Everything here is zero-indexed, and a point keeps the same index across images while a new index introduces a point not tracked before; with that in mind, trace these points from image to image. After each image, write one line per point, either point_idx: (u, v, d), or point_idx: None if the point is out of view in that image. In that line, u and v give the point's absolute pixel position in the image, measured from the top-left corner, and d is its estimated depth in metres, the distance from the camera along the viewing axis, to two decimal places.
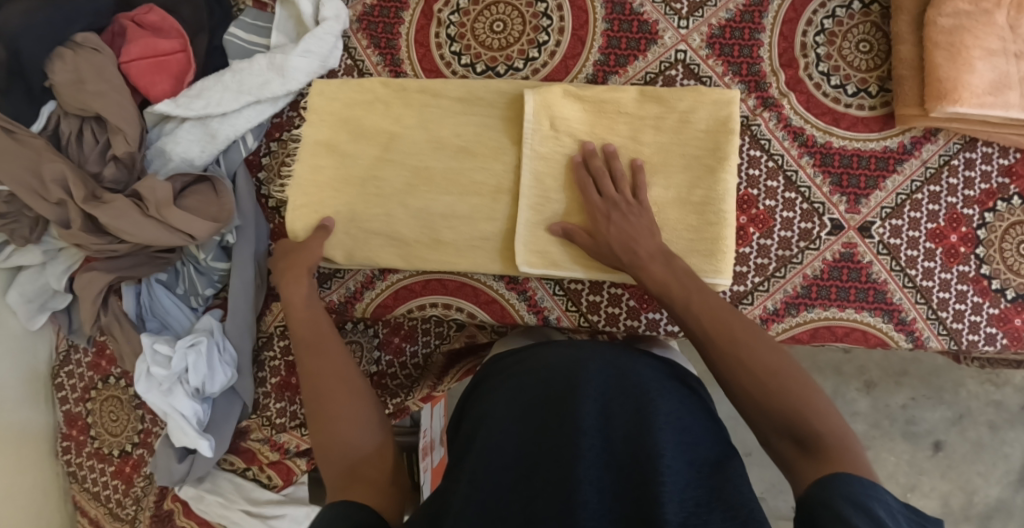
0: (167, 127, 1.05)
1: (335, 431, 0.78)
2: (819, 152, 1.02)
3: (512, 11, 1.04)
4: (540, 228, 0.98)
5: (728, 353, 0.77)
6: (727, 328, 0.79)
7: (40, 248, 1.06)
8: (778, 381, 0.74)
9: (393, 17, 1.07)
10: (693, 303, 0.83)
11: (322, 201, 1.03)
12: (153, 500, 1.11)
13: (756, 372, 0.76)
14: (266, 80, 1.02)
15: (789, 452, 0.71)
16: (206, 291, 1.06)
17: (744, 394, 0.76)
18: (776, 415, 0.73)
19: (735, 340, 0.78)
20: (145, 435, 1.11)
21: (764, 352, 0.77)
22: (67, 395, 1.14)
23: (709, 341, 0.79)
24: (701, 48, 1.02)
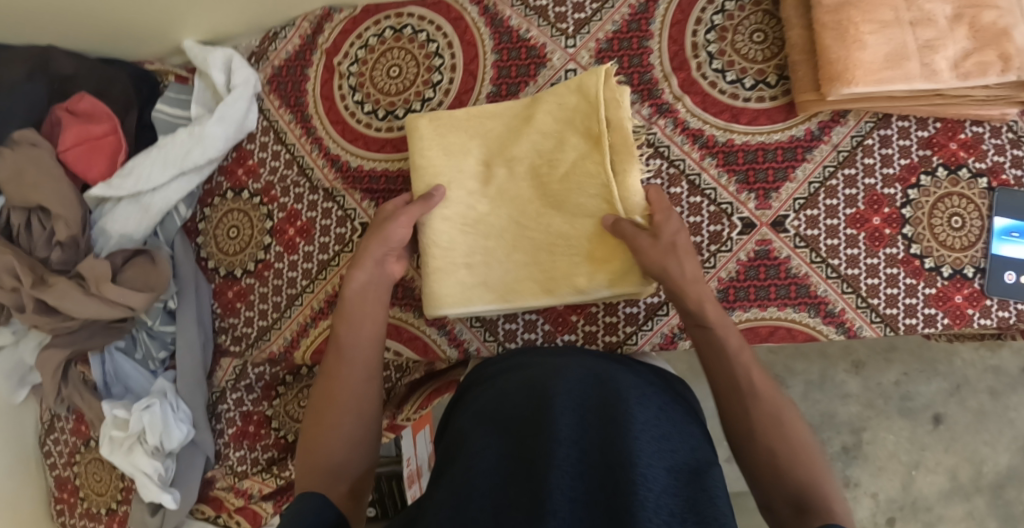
0: (106, 207, 1.12)
1: (325, 427, 0.81)
2: (721, 151, 1.00)
3: (406, 54, 1.08)
4: (460, 266, 0.98)
5: (778, 406, 0.76)
6: (799, 444, 0.74)
7: (11, 329, 1.16)
8: (802, 455, 0.73)
9: (299, 75, 1.12)
10: (734, 356, 0.81)
11: (302, 291, 1.10)
12: None
13: (784, 443, 0.74)
14: (189, 151, 1.10)
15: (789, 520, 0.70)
16: (160, 354, 1.13)
17: (768, 458, 0.74)
18: (789, 485, 0.72)
19: (791, 462, 0.73)
20: (126, 493, 1.18)
21: (797, 427, 0.75)
22: (56, 461, 1.24)
23: (752, 402, 0.77)
24: (591, 64, 1.03)
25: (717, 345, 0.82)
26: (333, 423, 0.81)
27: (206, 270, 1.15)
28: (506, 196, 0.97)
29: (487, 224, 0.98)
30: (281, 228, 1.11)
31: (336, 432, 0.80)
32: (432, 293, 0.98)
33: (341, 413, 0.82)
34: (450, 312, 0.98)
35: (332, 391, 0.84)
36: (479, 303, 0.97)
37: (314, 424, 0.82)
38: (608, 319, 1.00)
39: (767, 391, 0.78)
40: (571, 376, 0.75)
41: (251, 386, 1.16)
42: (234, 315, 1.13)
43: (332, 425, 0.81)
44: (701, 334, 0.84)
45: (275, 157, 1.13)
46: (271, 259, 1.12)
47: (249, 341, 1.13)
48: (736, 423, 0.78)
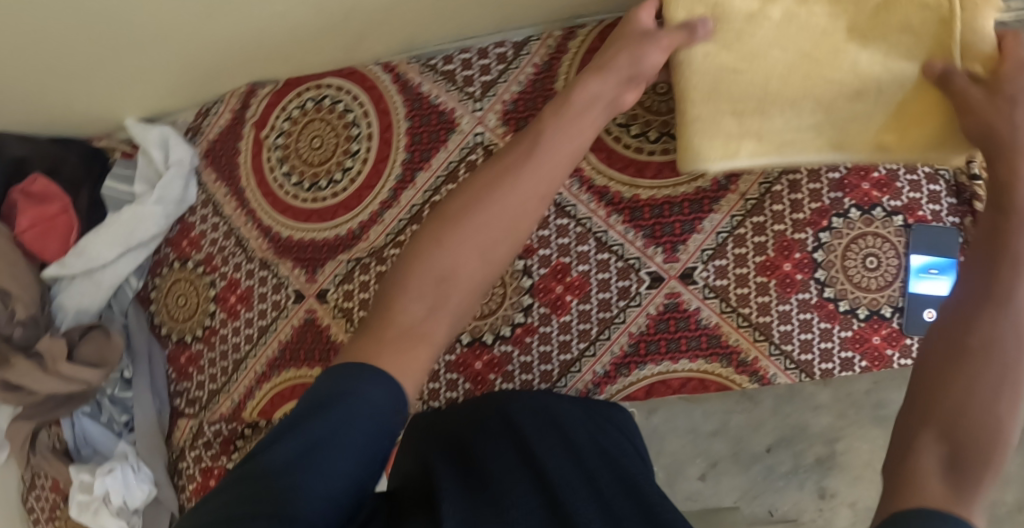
0: (63, 283, 1.20)
1: (441, 251, 0.65)
2: (627, 208, 1.02)
3: (327, 124, 1.12)
4: (723, 114, 0.83)
5: (981, 329, 0.56)
6: (989, 375, 0.54)
7: None
8: (995, 390, 0.53)
9: (232, 149, 1.18)
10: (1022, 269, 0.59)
11: (247, 357, 1.16)
12: None
13: (966, 377, 0.54)
14: (133, 227, 1.17)
15: (930, 461, 0.52)
16: (122, 418, 1.21)
17: (928, 391, 0.55)
18: (954, 432, 0.52)
19: (988, 386, 0.53)
20: None
21: (1006, 355, 0.55)
22: (38, 517, 1.32)
23: (961, 322, 0.57)
24: (498, 126, 1.06)
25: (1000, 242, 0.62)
26: (454, 244, 0.65)
27: (159, 337, 1.22)
28: (798, 23, 0.77)
29: (768, 56, 0.79)
30: (224, 295, 1.17)
31: (459, 247, 0.65)
32: (693, 145, 0.86)
33: (444, 248, 0.65)
34: (717, 167, 0.86)
35: (456, 221, 0.67)
36: (747, 156, 0.85)
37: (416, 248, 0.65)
38: (524, 377, 1.03)
39: (997, 289, 0.58)
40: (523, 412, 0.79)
41: (209, 443, 1.19)
42: (187, 379, 1.21)
43: (467, 244, 0.65)
44: (1004, 197, 0.65)
45: (214, 229, 1.18)
46: (217, 325, 1.18)
47: (202, 404, 1.20)
48: (937, 341, 0.57)
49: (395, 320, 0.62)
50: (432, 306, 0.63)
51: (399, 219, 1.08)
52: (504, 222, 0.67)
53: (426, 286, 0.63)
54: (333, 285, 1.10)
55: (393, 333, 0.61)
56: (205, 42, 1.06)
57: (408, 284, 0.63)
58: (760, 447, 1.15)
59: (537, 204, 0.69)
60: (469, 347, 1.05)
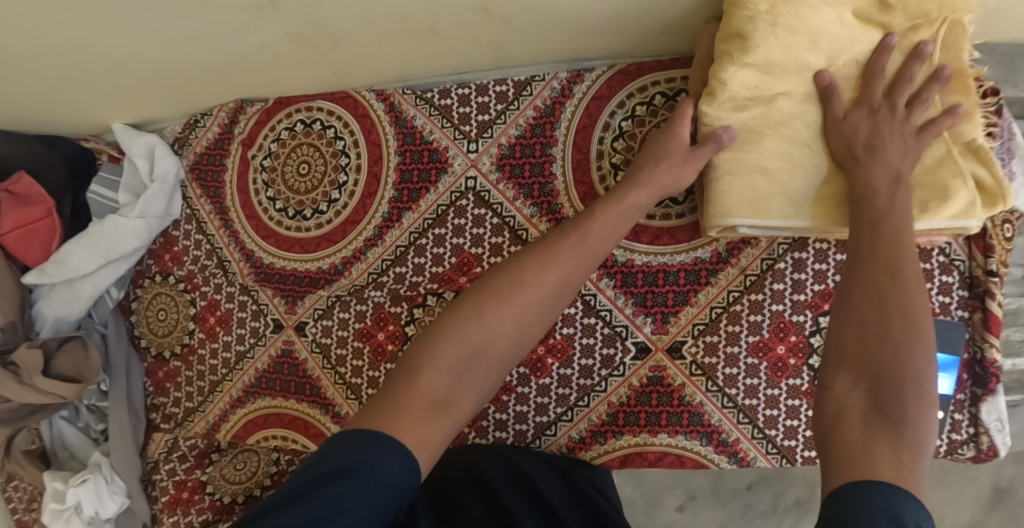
0: (43, 289, 1.18)
1: (454, 342, 0.78)
2: (619, 272, 0.97)
3: (315, 150, 1.07)
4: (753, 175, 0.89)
5: (886, 294, 0.78)
6: (896, 315, 0.76)
7: None
8: (897, 355, 0.73)
9: (218, 165, 1.13)
10: (883, 223, 0.82)
11: (226, 383, 1.14)
12: None
13: (885, 341, 0.75)
14: (115, 240, 1.13)
15: (862, 409, 0.72)
16: (99, 427, 1.20)
17: (851, 354, 0.75)
18: (872, 380, 0.73)
19: (880, 337, 0.75)
20: None
21: (906, 328, 0.75)
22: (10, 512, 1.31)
23: (868, 267, 0.80)
24: (491, 171, 1.00)
25: (871, 215, 0.83)
26: (467, 332, 0.79)
27: (139, 350, 1.21)
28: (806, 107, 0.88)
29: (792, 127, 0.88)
30: (204, 316, 1.15)
31: (460, 355, 0.78)
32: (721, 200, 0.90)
33: (462, 342, 0.79)
34: (744, 224, 0.90)
35: (467, 312, 0.81)
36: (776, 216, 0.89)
37: (430, 337, 0.80)
38: (498, 434, 1.00)
39: (889, 259, 0.80)
40: (495, 466, 0.91)
41: (185, 456, 1.20)
42: (164, 395, 1.19)
43: (473, 334, 0.80)
44: (873, 219, 0.83)
45: (197, 246, 1.15)
46: (196, 344, 1.16)
47: (177, 420, 1.19)
48: (852, 325, 0.77)
49: (424, 392, 0.74)
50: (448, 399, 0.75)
51: (383, 259, 1.03)
52: (512, 325, 0.82)
53: (445, 374, 0.77)
54: (312, 318, 1.07)
55: (418, 407, 0.72)
56: (192, 59, 1.01)
57: (407, 389, 0.74)
58: (740, 484, 1.22)
59: (549, 307, 0.84)
60: None
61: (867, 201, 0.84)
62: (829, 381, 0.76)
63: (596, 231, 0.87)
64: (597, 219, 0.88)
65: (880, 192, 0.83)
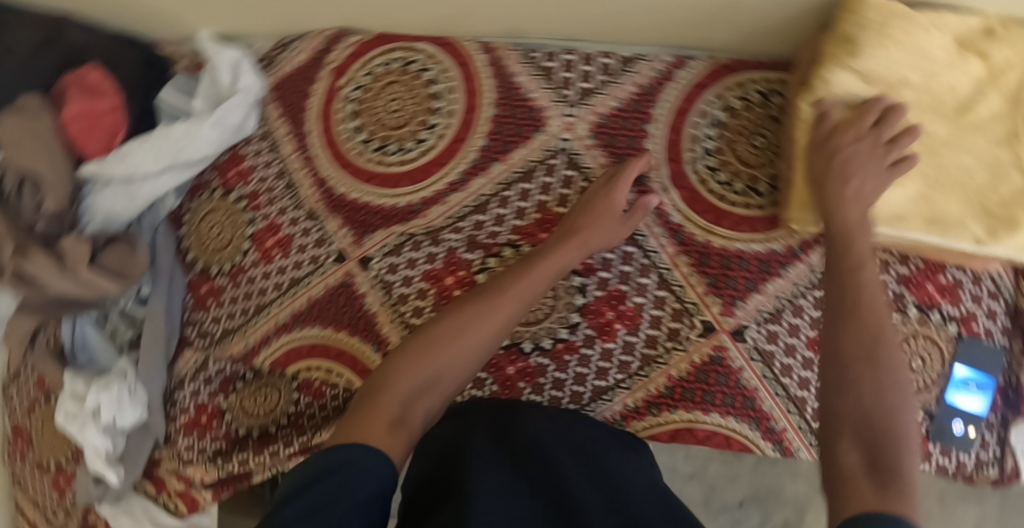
0: (97, 184, 1.15)
1: (422, 362, 0.80)
2: (697, 252, 1.00)
3: (407, 89, 1.08)
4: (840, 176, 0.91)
5: (873, 335, 0.70)
6: (890, 376, 0.67)
7: None
8: (888, 396, 0.65)
9: (303, 90, 1.13)
10: (863, 274, 0.77)
11: (273, 308, 1.12)
12: (80, 516, 1.24)
13: (870, 380, 0.67)
14: (184, 146, 1.12)
15: (858, 464, 0.62)
16: (128, 333, 1.18)
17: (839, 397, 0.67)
18: (870, 423, 0.64)
19: (870, 371, 0.67)
20: (76, 456, 1.24)
21: (892, 369, 0.67)
22: (13, 411, 1.27)
23: (851, 316, 0.72)
24: (586, 137, 1.02)
25: (853, 262, 0.79)
26: (434, 358, 0.81)
27: (184, 263, 1.18)
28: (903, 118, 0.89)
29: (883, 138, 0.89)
30: (261, 236, 1.13)
31: (410, 388, 0.77)
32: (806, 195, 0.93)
33: (429, 361, 0.80)
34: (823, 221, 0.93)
35: (437, 339, 0.83)
36: None
37: (402, 356, 0.80)
38: (554, 393, 1.01)
39: (868, 307, 0.72)
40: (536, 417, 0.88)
41: (210, 380, 1.17)
42: (204, 311, 1.17)
43: (443, 356, 0.81)
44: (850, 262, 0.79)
45: (266, 166, 1.14)
46: (247, 264, 1.14)
47: (214, 340, 1.16)
48: (833, 367, 0.69)
49: (390, 407, 0.74)
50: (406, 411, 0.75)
51: (464, 205, 1.04)
52: (469, 347, 0.84)
53: (406, 390, 0.77)
54: (379, 255, 1.07)
55: (383, 420, 0.72)
56: None
57: (372, 404, 0.74)
58: (733, 499, 1.26)
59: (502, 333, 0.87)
60: (504, 350, 1.01)
61: (848, 237, 0.84)
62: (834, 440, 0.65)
63: (561, 260, 0.93)
64: (553, 253, 0.94)
65: (851, 229, 0.85)
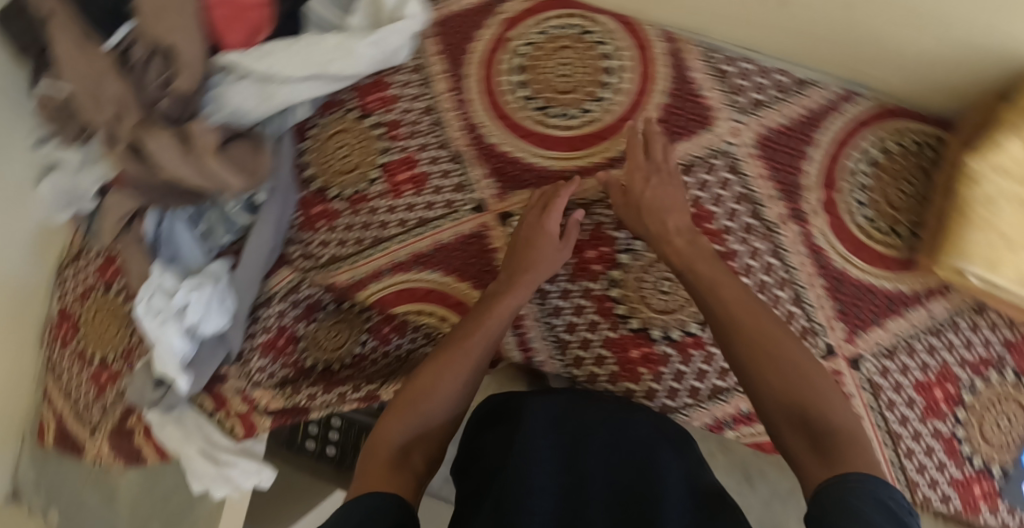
0: (226, 78, 1.07)
1: (417, 405, 0.90)
2: (832, 277, 1.03)
3: (579, 57, 1.07)
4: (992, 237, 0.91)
5: (764, 351, 0.84)
6: (794, 366, 0.83)
7: (82, 151, 1.15)
8: (814, 397, 0.81)
9: (469, 33, 1.11)
10: (711, 294, 0.90)
11: (394, 246, 1.09)
12: (119, 415, 1.19)
13: (778, 377, 0.83)
14: (333, 57, 1.06)
15: (806, 455, 0.78)
16: (224, 237, 1.14)
17: (776, 404, 0.82)
18: (793, 408, 0.81)
19: (807, 381, 0.82)
20: (127, 352, 1.19)
21: (813, 377, 0.83)
22: (66, 293, 1.23)
23: (741, 339, 0.86)
24: (751, 147, 1.04)
25: (708, 291, 0.90)
26: (425, 407, 0.90)
27: (300, 179, 1.14)
28: None
29: None
30: (393, 169, 1.10)
31: (404, 437, 0.88)
32: (960, 245, 0.94)
33: (427, 399, 0.90)
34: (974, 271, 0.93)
35: (427, 380, 0.92)
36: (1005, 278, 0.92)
37: (404, 397, 0.91)
38: (673, 385, 1.02)
39: (753, 325, 0.86)
40: (539, 409, 0.93)
41: (297, 303, 1.14)
42: (313, 232, 1.12)
43: (427, 397, 0.90)
44: (692, 276, 0.92)
45: (413, 100, 1.11)
46: (371, 194, 1.10)
47: (318, 264, 1.12)
48: (779, 391, 0.82)
49: (388, 454, 0.85)
50: (409, 451, 0.86)
51: None
52: (452, 366, 0.92)
53: (408, 432, 0.88)
54: (519, 215, 1.09)
55: (384, 464, 0.84)
56: None
57: (374, 452, 0.86)
58: None
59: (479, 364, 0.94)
60: (632, 333, 1.02)
61: (714, 293, 0.90)
62: (776, 430, 0.82)
63: (507, 303, 0.97)
64: (506, 294, 0.98)
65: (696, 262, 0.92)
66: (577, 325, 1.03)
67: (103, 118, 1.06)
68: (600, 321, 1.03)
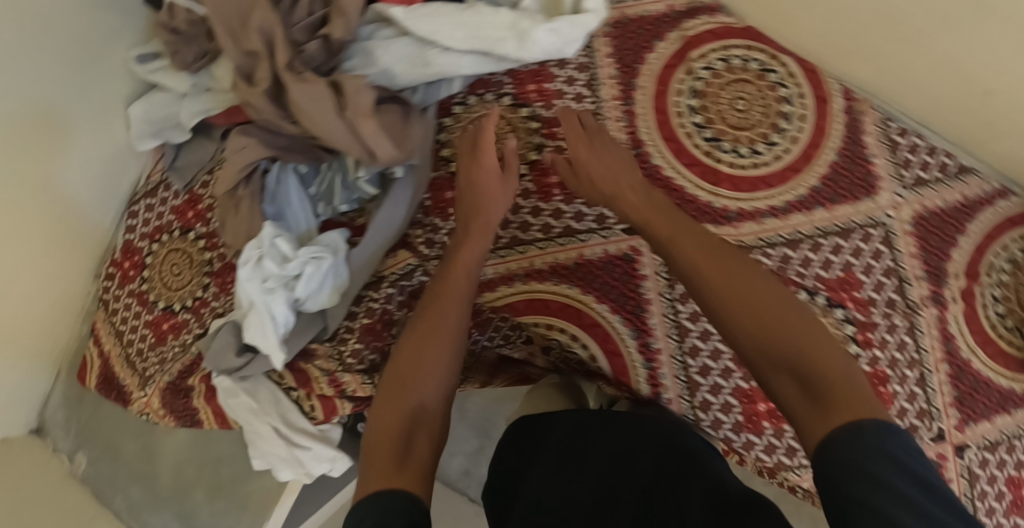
0: (385, 31, 1.01)
1: (414, 386, 0.82)
2: (956, 365, 1.03)
3: (756, 92, 1.03)
4: None
5: (751, 307, 0.77)
6: (777, 306, 0.77)
7: (191, 79, 1.05)
8: (769, 323, 0.76)
9: (647, 43, 1.05)
10: (681, 254, 0.83)
11: (530, 253, 1.01)
12: (177, 371, 1.06)
13: (756, 319, 0.76)
14: (502, 37, 0.98)
15: (803, 407, 0.70)
16: (341, 206, 1.03)
17: (757, 354, 0.75)
18: (777, 358, 0.74)
19: (763, 329, 0.75)
20: (198, 305, 1.06)
21: (785, 315, 0.76)
22: (136, 225, 1.13)
23: (710, 287, 0.80)
24: (907, 223, 1.03)
25: (678, 249, 0.84)
26: (416, 389, 0.82)
27: (436, 157, 1.05)
28: None
29: None
30: (545, 169, 1.02)
31: (403, 425, 0.78)
32: None
33: (419, 384, 0.82)
34: None
35: (411, 360, 0.84)
36: None
37: (392, 382, 0.83)
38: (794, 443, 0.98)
39: (726, 284, 0.79)
40: (558, 430, 0.90)
41: (408, 289, 1.03)
42: (442, 218, 1.03)
43: (424, 377, 0.83)
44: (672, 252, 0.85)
45: (578, 101, 1.05)
46: (516, 191, 1.02)
47: (444, 253, 1.03)
48: (753, 343, 0.76)
49: (391, 450, 0.75)
50: (411, 434, 0.77)
51: (779, 235, 1.02)
52: (438, 343, 0.86)
53: (406, 416, 0.79)
54: None
55: (391, 457, 0.74)
56: None
57: (377, 442, 0.77)
58: None
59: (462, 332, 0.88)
60: None
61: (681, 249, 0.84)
62: (766, 376, 0.74)
63: (467, 253, 0.94)
64: (464, 245, 0.95)
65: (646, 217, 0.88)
66: (711, 370, 1.00)
67: (233, 49, 0.97)
68: (734, 370, 0.99)
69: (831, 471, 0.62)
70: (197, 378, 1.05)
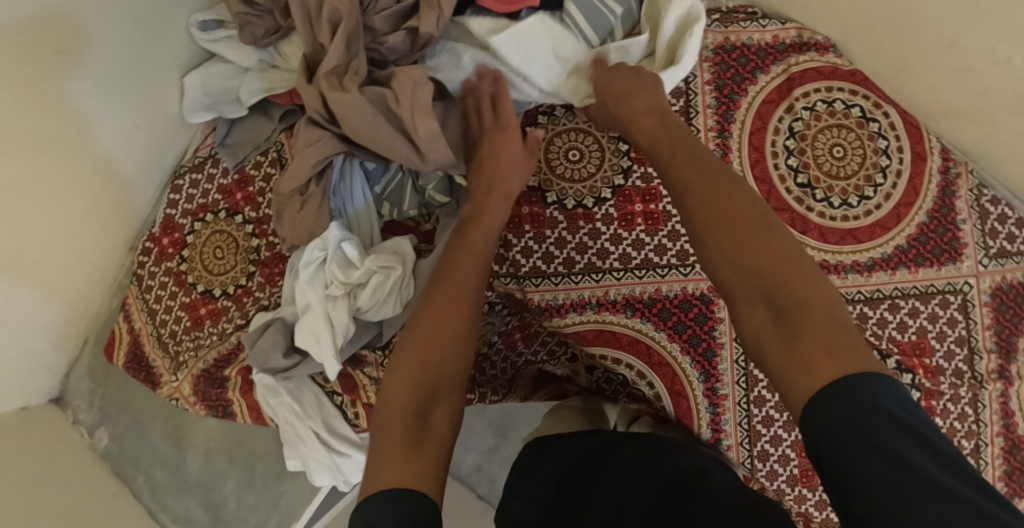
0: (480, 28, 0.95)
1: (437, 358, 0.78)
2: (1013, 440, 1.00)
3: (854, 140, 1.00)
4: None
5: (739, 227, 0.73)
6: (759, 218, 0.73)
7: (258, 55, 0.97)
8: (759, 252, 0.71)
9: (749, 73, 1.02)
10: (670, 166, 0.81)
11: (602, 283, 0.97)
12: (212, 361, 1.00)
13: (740, 240, 0.73)
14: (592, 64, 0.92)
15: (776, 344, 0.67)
16: (408, 210, 0.96)
17: (732, 278, 0.73)
18: (754, 283, 0.71)
19: (755, 250, 0.72)
20: (242, 294, 1.00)
21: (772, 237, 0.72)
22: (178, 201, 1.03)
23: (708, 202, 0.75)
24: (985, 293, 0.99)
25: (677, 170, 0.80)
26: (441, 363, 0.78)
27: None
28: None
29: None
30: (630, 195, 0.97)
31: (420, 400, 0.75)
32: None
33: (441, 354, 0.79)
34: None
35: (431, 330, 0.80)
36: None
37: (409, 349, 0.79)
38: None
39: (717, 200, 0.75)
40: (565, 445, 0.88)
41: None
42: (516, 233, 0.99)
43: (446, 351, 0.79)
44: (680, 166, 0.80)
45: None
46: (597, 214, 0.98)
47: (513, 271, 0.98)
48: (745, 265, 0.72)
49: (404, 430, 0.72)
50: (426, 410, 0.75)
51: (859, 291, 1.00)
52: (459, 308, 0.82)
53: (423, 390, 0.76)
54: None
55: (407, 441, 0.71)
56: None
57: (392, 421, 0.74)
58: None
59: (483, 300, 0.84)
60: None
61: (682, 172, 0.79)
62: (740, 314, 0.72)
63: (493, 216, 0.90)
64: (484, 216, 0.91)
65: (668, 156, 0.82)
66: (774, 421, 0.97)
67: (309, 31, 0.90)
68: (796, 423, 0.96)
69: (825, 443, 0.59)
70: (234, 370, 0.99)
